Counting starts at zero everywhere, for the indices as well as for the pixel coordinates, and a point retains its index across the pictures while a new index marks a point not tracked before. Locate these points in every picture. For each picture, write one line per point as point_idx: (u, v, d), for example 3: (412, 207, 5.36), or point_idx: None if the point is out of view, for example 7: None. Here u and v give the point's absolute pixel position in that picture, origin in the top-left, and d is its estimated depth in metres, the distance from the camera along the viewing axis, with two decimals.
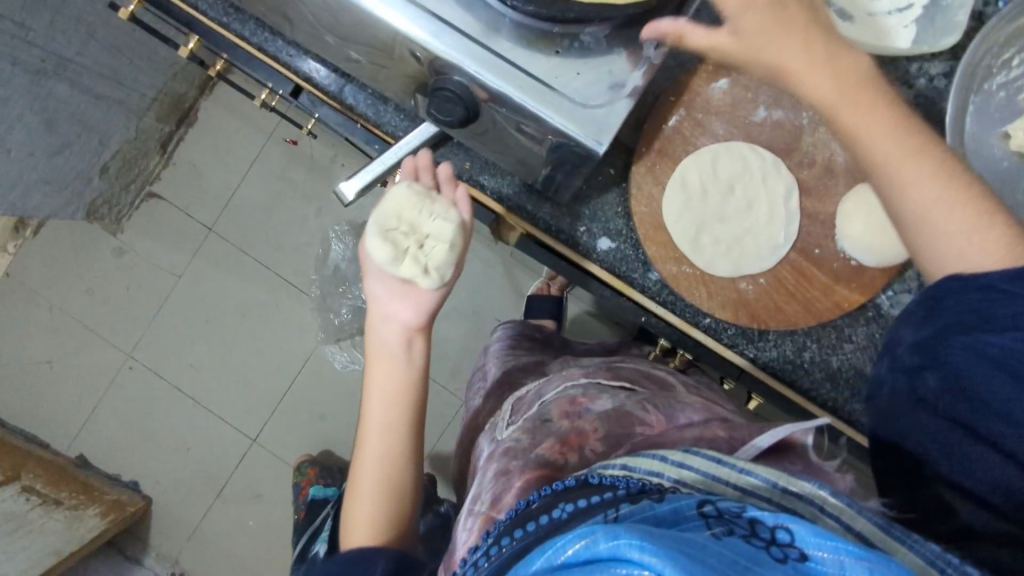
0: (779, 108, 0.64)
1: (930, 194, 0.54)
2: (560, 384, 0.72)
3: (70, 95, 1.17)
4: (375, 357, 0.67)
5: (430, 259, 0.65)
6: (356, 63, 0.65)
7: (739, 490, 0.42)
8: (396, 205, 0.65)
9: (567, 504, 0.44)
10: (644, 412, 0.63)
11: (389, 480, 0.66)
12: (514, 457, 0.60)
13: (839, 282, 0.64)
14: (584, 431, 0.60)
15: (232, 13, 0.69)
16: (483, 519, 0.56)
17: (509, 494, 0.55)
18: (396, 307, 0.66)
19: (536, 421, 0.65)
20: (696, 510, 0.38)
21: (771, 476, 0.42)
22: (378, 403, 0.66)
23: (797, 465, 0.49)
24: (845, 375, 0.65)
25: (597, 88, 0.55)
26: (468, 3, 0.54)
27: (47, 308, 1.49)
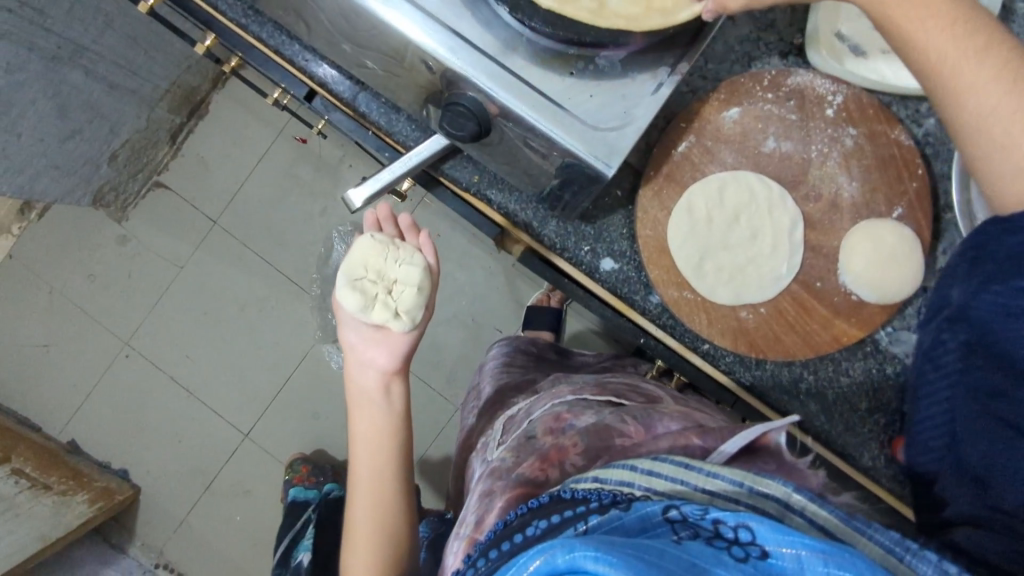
0: (788, 140, 0.64)
1: (991, 100, 0.50)
2: (546, 401, 0.73)
3: (84, 83, 1.18)
4: (356, 406, 0.72)
5: (400, 303, 0.72)
6: (371, 71, 0.65)
7: (706, 493, 0.43)
8: (363, 256, 0.73)
9: (540, 520, 0.45)
10: (623, 422, 0.62)
11: (380, 525, 0.69)
12: (498, 477, 0.60)
13: (839, 315, 0.64)
14: (565, 447, 0.60)
15: (251, 14, 0.69)
16: (467, 541, 0.56)
17: (491, 514, 0.56)
18: (371, 353, 0.72)
19: (521, 439, 0.65)
20: (661, 516, 0.41)
21: (738, 477, 0.43)
22: (361, 449, 0.71)
23: (770, 465, 0.48)
24: (840, 408, 0.65)
25: (610, 110, 0.55)
26: (486, 20, 0.55)
27: (47, 291, 1.49)
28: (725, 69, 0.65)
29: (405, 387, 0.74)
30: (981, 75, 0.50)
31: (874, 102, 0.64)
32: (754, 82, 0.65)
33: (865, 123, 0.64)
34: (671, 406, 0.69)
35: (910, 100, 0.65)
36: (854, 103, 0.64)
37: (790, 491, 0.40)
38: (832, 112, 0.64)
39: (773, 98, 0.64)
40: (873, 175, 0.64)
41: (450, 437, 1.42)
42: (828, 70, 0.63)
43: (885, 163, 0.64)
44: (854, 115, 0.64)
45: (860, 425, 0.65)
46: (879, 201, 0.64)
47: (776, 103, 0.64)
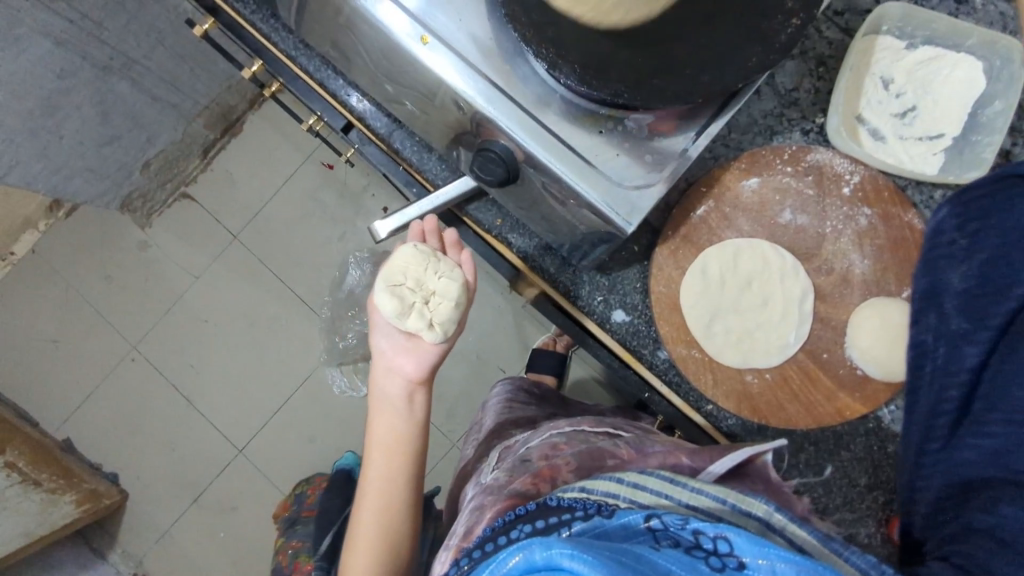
0: (804, 214, 0.66)
1: None
2: (547, 430, 0.73)
3: (130, 93, 1.23)
4: (377, 410, 0.73)
5: (436, 314, 0.70)
6: (410, 112, 0.68)
7: (692, 508, 0.45)
8: (404, 263, 0.71)
9: (525, 525, 0.46)
10: (616, 446, 0.64)
11: (386, 533, 0.71)
12: (490, 493, 0.61)
13: (842, 389, 0.65)
14: (558, 465, 0.61)
15: (301, 48, 0.73)
16: (454, 551, 0.58)
17: (479, 524, 0.57)
18: (400, 362, 0.73)
19: (518, 461, 0.66)
20: (643, 525, 0.42)
21: (722, 495, 0.45)
22: (375, 456, 0.72)
23: (759, 485, 0.51)
24: (839, 481, 0.66)
25: (633, 170, 0.57)
26: (525, 75, 0.57)
27: (63, 288, 1.52)
28: (749, 139, 0.68)
29: (427, 397, 0.75)
30: None
31: (890, 185, 0.66)
32: (774, 155, 0.67)
33: (879, 204, 0.66)
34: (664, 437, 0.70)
35: (926, 185, 0.67)
36: (870, 184, 0.66)
37: (771, 509, 0.43)
38: (849, 191, 0.66)
39: (792, 171, 0.67)
40: (884, 255, 0.65)
41: (444, 471, 1.42)
42: (848, 150, 0.66)
43: (897, 246, 0.66)
44: (869, 196, 0.66)
45: (858, 501, 0.65)
46: (888, 280, 0.65)
47: (795, 177, 0.67)
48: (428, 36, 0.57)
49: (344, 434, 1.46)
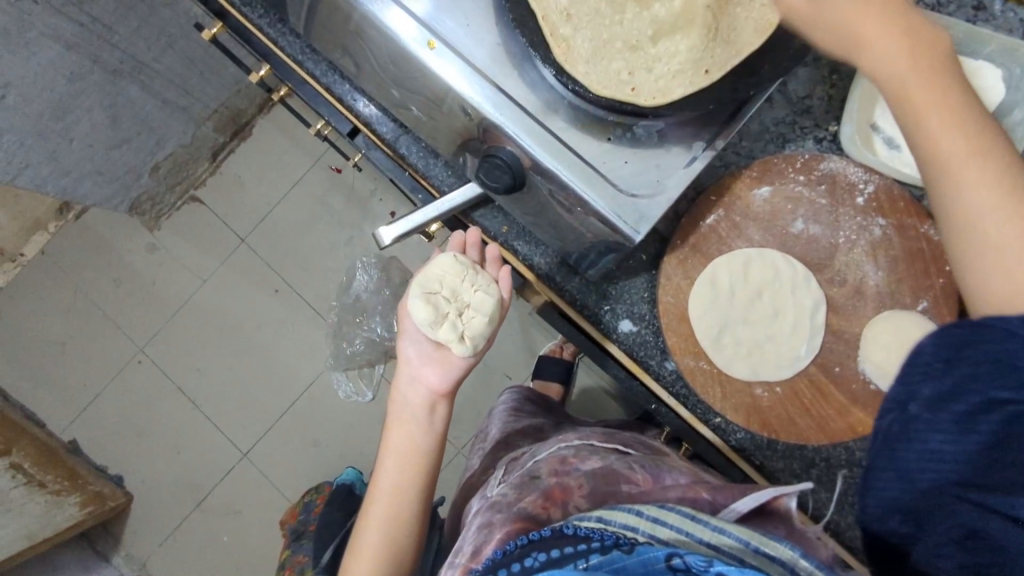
0: (817, 223, 0.64)
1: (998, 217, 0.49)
2: (552, 444, 0.73)
3: (139, 97, 1.23)
4: (395, 417, 0.70)
5: (467, 328, 0.67)
6: (416, 118, 0.67)
7: (713, 547, 0.43)
8: (441, 271, 0.68)
9: (540, 553, 0.45)
10: (631, 469, 0.63)
11: (390, 545, 0.67)
12: (498, 510, 0.60)
13: (856, 404, 0.62)
14: (570, 487, 0.60)
15: (308, 52, 0.72)
16: (462, 570, 0.57)
17: (488, 545, 0.56)
18: (425, 371, 0.70)
19: (524, 477, 0.65)
20: (664, 563, 0.40)
21: (745, 536, 0.43)
22: (387, 463, 0.69)
23: (781, 530, 0.48)
24: (849, 498, 0.64)
25: (640, 178, 0.57)
26: (532, 81, 0.57)
27: (72, 289, 1.52)
28: (760, 147, 0.66)
29: (449, 409, 0.71)
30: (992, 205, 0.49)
31: (906, 196, 0.63)
32: (787, 164, 0.65)
33: (895, 215, 0.63)
34: (677, 461, 0.68)
35: None
36: (885, 194, 0.63)
37: (795, 556, 0.41)
38: (863, 201, 0.64)
39: (804, 180, 0.65)
40: (900, 267, 0.63)
41: (449, 479, 1.41)
42: (862, 159, 0.64)
43: (912, 256, 0.63)
44: (884, 206, 0.63)
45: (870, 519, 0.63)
46: (903, 292, 0.63)
47: (807, 186, 0.64)
48: (435, 40, 0.56)
49: (348, 440, 1.46)
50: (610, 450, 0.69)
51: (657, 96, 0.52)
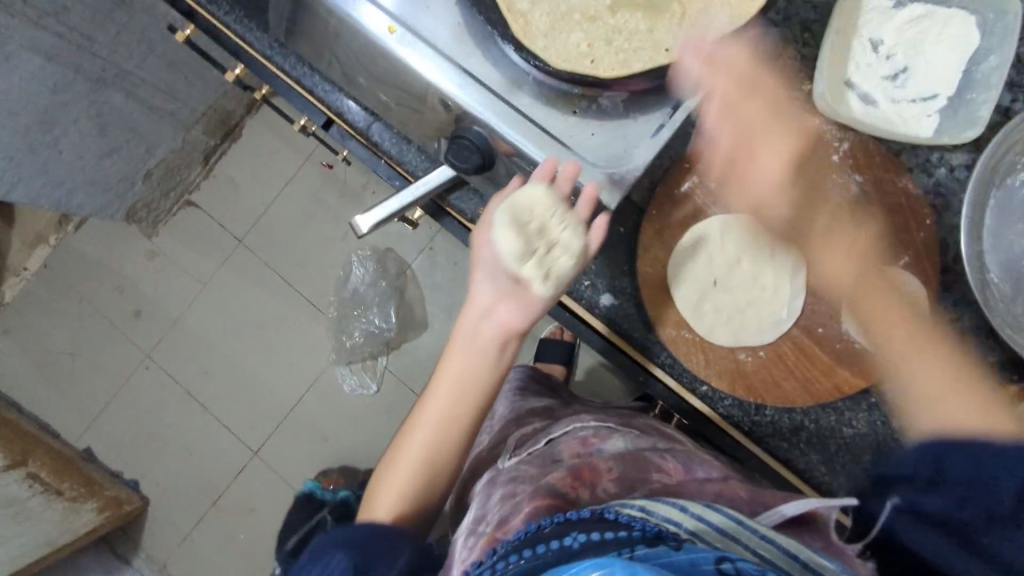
0: (792, 184, 0.63)
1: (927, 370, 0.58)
2: (566, 424, 0.77)
3: (124, 105, 1.24)
4: (455, 342, 0.66)
5: (554, 267, 0.59)
6: (385, 106, 0.67)
7: (766, 559, 0.44)
8: (530, 201, 0.58)
9: (580, 534, 0.47)
10: (662, 459, 0.66)
11: (425, 477, 0.64)
12: (524, 483, 0.63)
13: (840, 363, 0.62)
14: (599, 469, 0.64)
15: (276, 46, 0.71)
16: (487, 540, 0.58)
17: (517, 517, 0.57)
18: (498, 303, 0.64)
19: (548, 458, 0.68)
20: (712, 565, 0.39)
21: (795, 548, 0.45)
22: (444, 389, 0.64)
23: (818, 541, 0.49)
24: (842, 459, 0.63)
25: (608, 150, 0.56)
26: (495, 59, 0.57)
27: (77, 300, 1.54)
28: None
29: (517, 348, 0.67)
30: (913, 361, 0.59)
31: (882, 151, 0.64)
32: None
33: (871, 171, 0.63)
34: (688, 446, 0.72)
35: (921, 148, 0.64)
36: (860, 150, 0.64)
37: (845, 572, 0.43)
38: (839, 158, 0.64)
39: None
40: (880, 223, 0.63)
41: None
42: (836, 117, 0.63)
43: (892, 212, 0.63)
44: (861, 163, 0.64)
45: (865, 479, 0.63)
46: (884, 249, 0.63)
47: None
48: (395, 24, 0.56)
49: (356, 433, 1.46)
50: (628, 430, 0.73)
51: (617, 66, 0.53)
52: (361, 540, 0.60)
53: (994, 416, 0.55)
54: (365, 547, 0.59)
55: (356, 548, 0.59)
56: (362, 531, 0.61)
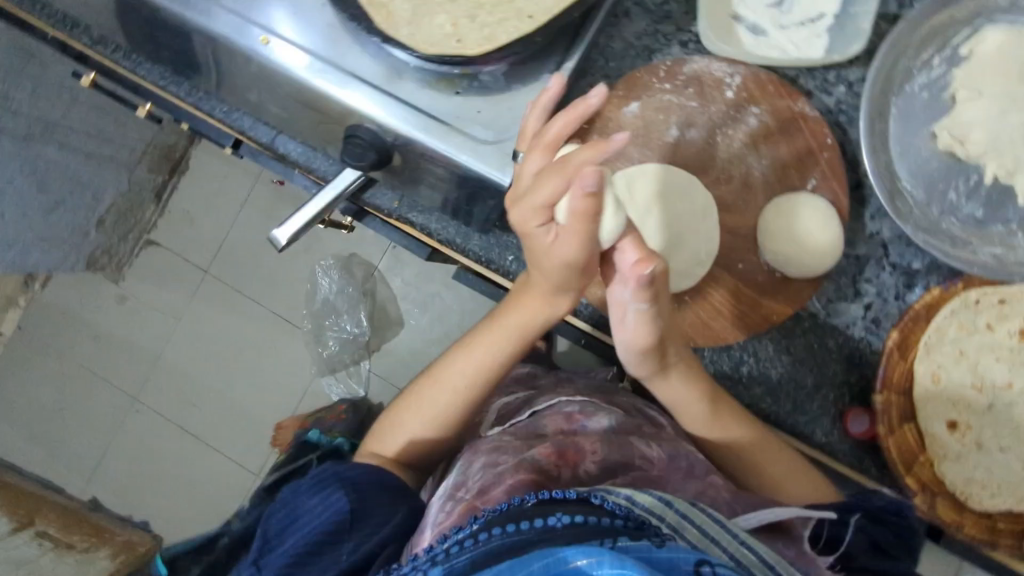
0: (691, 126, 0.63)
1: (778, 466, 0.63)
2: (551, 397, 0.77)
3: (60, 156, 1.25)
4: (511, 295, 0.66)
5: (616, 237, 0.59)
6: (281, 117, 0.67)
7: (743, 565, 0.46)
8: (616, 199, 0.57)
9: (564, 514, 0.46)
10: (648, 445, 0.66)
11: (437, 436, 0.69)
12: (506, 454, 0.64)
13: (764, 295, 0.64)
14: (583, 449, 0.64)
15: (169, 75, 0.71)
16: (464, 507, 0.60)
17: (498, 488, 0.60)
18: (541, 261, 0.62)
19: (531, 432, 0.69)
20: (691, 566, 0.39)
21: (770, 559, 0.47)
22: (489, 340, 0.67)
23: (791, 549, 0.54)
24: (785, 387, 0.66)
25: (496, 124, 0.56)
26: (372, 51, 0.57)
27: (57, 356, 1.55)
28: (627, 65, 0.65)
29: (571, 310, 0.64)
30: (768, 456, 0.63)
31: (773, 78, 0.64)
32: (650, 76, 0.64)
33: (767, 100, 0.64)
34: (675, 432, 0.70)
35: (817, 70, 0.65)
36: (753, 81, 0.64)
37: None
38: (732, 93, 0.64)
39: (671, 88, 0.63)
40: (781, 151, 0.63)
41: None
42: (720, 53, 0.64)
43: (793, 138, 0.63)
44: (754, 94, 0.64)
45: (808, 402, 0.66)
46: (791, 175, 0.64)
47: (675, 92, 0.63)
48: (266, 35, 0.56)
49: None
50: (613, 407, 0.72)
51: (484, 40, 0.54)
52: (363, 485, 0.64)
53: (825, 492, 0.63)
54: (365, 494, 0.63)
55: (357, 493, 0.63)
56: (365, 471, 0.65)
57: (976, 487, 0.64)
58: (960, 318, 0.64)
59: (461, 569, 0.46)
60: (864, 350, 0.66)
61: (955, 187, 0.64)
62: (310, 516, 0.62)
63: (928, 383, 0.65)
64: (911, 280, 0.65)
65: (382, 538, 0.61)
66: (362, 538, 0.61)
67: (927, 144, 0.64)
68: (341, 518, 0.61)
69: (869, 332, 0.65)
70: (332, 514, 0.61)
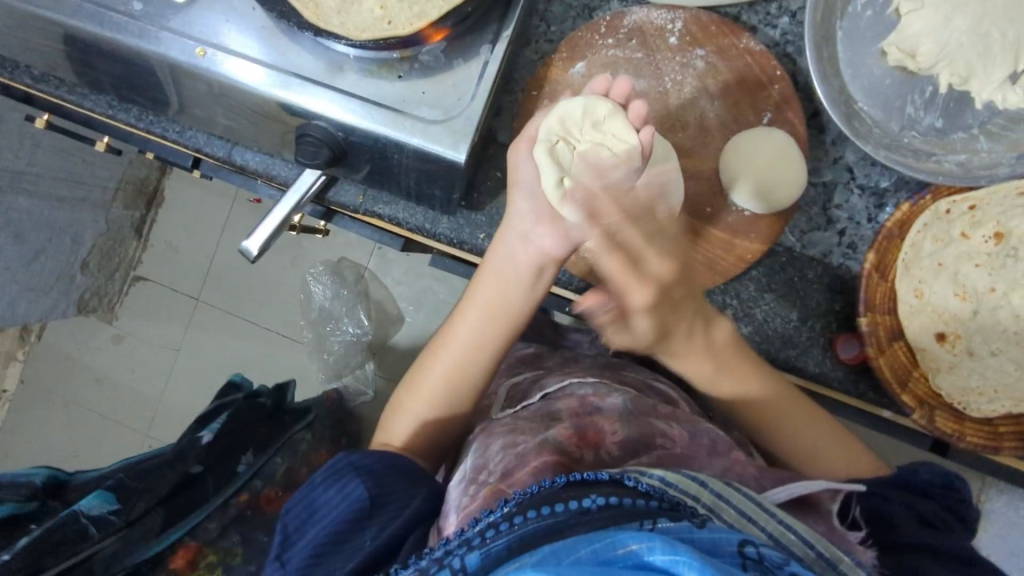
0: (640, 78, 0.63)
1: (800, 426, 0.63)
2: (562, 377, 0.72)
3: (30, 206, 1.25)
4: (493, 279, 0.65)
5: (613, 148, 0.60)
6: (229, 127, 0.67)
7: (780, 543, 0.43)
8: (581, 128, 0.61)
9: (598, 496, 0.42)
10: (667, 425, 0.63)
11: (442, 411, 0.66)
12: (525, 435, 0.59)
13: (738, 235, 0.64)
14: (603, 430, 0.60)
15: (115, 103, 0.71)
16: (490, 490, 0.54)
17: (523, 471, 0.55)
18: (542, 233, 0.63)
19: (544, 416, 0.63)
20: (735, 548, 0.38)
21: (809, 536, 0.44)
22: (475, 317, 0.66)
23: (821, 527, 0.50)
24: (772, 325, 0.66)
25: (443, 102, 0.56)
26: (311, 48, 0.57)
27: (60, 404, 1.51)
28: (569, 26, 0.67)
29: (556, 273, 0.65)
30: (788, 417, 0.64)
31: (713, 18, 0.64)
32: (592, 33, 0.64)
33: (711, 41, 0.64)
34: (686, 411, 0.67)
35: (758, 5, 0.65)
36: (694, 24, 0.64)
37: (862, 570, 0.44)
38: (676, 39, 0.64)
39: (614, 43, 0.64)
40: (733, 90, 0.63)
41: None
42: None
43: (743, 75, 0.63)
44: (698, 36, 0.64)
45: (797, 335, 0.66)
46: (746, 112, 0.64)
47: (619, 47, 0.64)
48: (203, 47, 0.56)
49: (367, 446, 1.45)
50: (625, 387, 0.69)
51: (415, 19, 0.54)
52: (379, 471, 0.59)
53: (847, 445, 0.63)
54: (383, 479, 0.58)
55: (374, 478, 0.58)
56: (380, 457, 0.60)
57: (973, 395, 0.63)
58: (934, 230, 0.65)
59: (499, 554, 0.41)
60: (843, 276, 0.66)
61: (912, 101, 0.64)
62: (329, 507, 0.57)
63: (912, 299, 0.65)
64: (882, 200, 0.66)
65: (405, 521, 0.55)
66: (384, 523, 0.55)
67: (878, 62, 0.64)
68: (362, 505, 0.56)
69: (847, 258, 0.66)
70: (352, 503, 0.56)
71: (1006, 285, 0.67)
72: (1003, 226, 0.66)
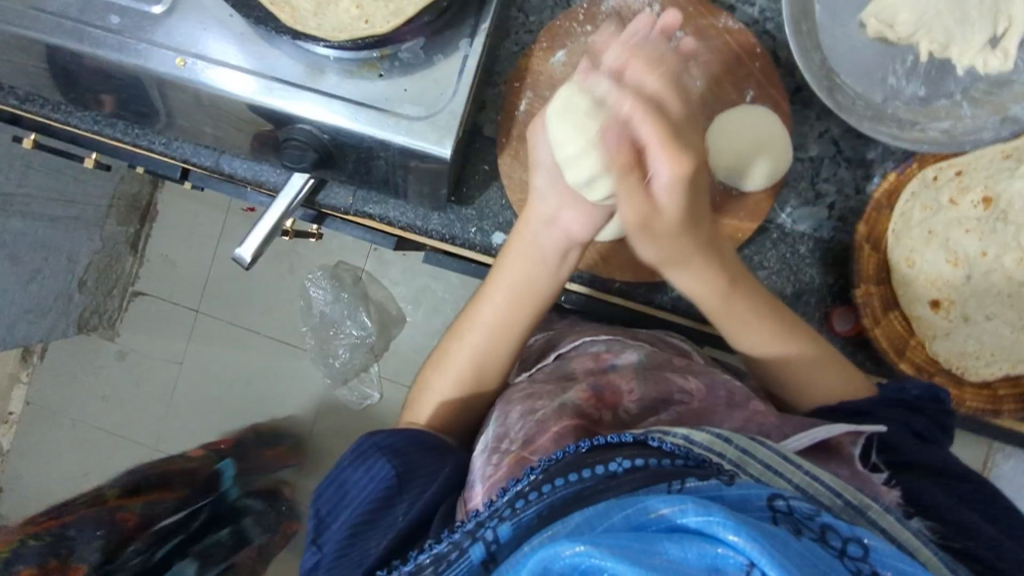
0: None
1: (804, 361, 0.62)
2: (577, 336, 0.71)
3: (25, 227, 1.22)
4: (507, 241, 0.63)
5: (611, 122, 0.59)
6: (214, 136, 0.67)
7: (808, 493, 0.43)
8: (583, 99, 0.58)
9: (624, 458, 0.43)
10: (684, 377, 0.61)
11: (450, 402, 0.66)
12: (542, 398, 0.59)
13: (729, 214, 0.64)
14: (620, 390, 0.60)
15: (101, 119, 0.72)
16: (513, 458, 0.53)
17: (545, 436, 0.54)
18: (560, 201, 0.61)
19: (559, 377, 0.63)
20: (766, 501, 0.38)
21: (837, 486, 0.43)
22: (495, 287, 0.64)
23: (844, 471, 0.49)
24: None
25: (425, 99, 0.56)
26: (290, 52, 0.57)
27: (67, 425, 1.51)
28: (547, 16, 0.67)
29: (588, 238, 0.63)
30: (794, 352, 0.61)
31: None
32: (570, 22, 0.64)
33: (689, 22, 0.64)
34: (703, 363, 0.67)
35: None
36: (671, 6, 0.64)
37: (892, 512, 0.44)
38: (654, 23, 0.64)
39: (592, 30, 0.64)
40: (715, 69, 0.64)
41: None
42: None
43: (723, 54, 0.63)
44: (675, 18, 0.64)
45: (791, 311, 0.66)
46: (728, 91, 0.64)
47: (597, 33, 0.64)
48: (183, 56, 0.56)
49: None
50: (641, 342, 0.67)
51: (392, 16, 0.54)
52: (404, 448, 0.59)
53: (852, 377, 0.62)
54: (409, 457, 0.58)
55: (399, 455, 0.58)
56: (404, 436, 0.60)
57: (970, 359, 0.65)
58: (922, 199, 0.65)
59: (528, 524, 0.41)
60: (835, 250, 0.66)
61: (894, 70, 0.64)
62: (359, 490, 0.57)
63: (904, 268, 0.65)
64: (868, 170, 0.66)
65: (433, 495, 0.55)
66: (414, 497, 0.55)
67: (857, 34, 0.64)
68: (390, 485, 0.56)
69: (837, 231, 0.66)
70: (379, 483, 0.56)
71: (998, 249, 0.66)
72: (990, 190, 0.66)
